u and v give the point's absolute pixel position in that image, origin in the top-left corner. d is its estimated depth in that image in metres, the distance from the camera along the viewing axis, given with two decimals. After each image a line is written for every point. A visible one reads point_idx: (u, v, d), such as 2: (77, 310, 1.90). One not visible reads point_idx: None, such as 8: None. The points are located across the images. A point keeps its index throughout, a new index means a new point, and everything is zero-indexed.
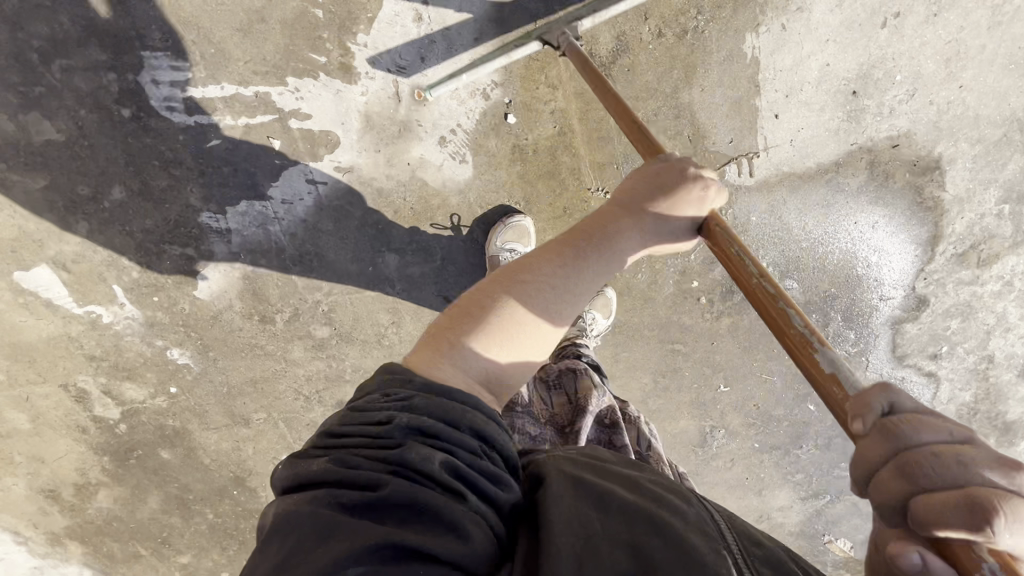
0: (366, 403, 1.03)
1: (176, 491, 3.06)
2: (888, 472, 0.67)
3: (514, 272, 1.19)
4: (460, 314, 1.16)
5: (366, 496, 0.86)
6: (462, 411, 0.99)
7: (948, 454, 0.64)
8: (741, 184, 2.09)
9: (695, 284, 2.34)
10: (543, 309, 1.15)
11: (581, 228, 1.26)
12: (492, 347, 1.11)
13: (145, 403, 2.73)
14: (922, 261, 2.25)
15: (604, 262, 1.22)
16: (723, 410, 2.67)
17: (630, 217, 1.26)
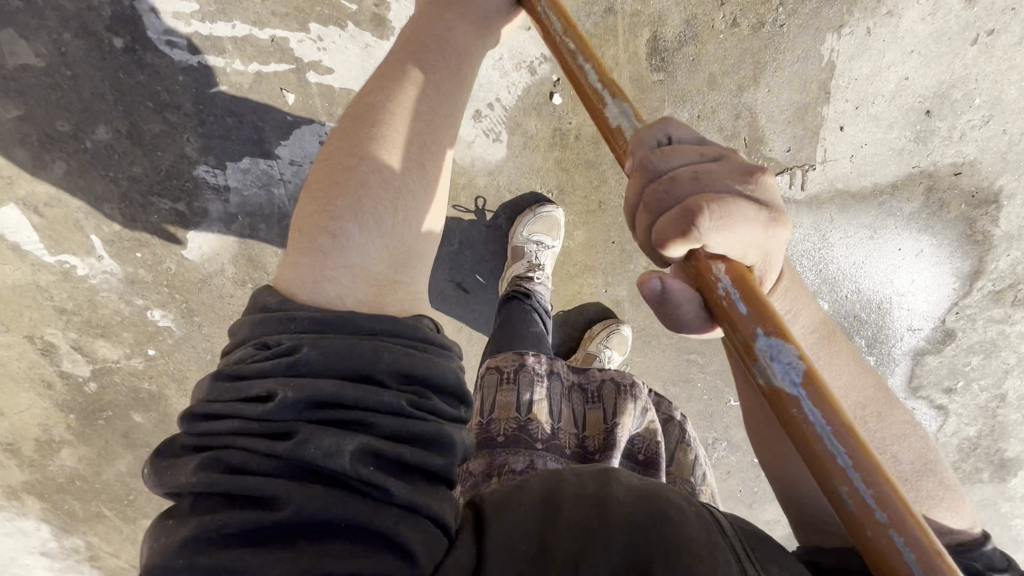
0: (238, 374, 0.90)
1: (146, 455, 2.89)
2: (646, 213, 0.84)
3: (363, 119, 1.07)
4: (322, 191, 1.03)
5: (268, 520, 0.79)
6: (369, 360, 0.89)
7: (682, 174, 0.82)
8: (791, 197, 1.94)
9: None
10: (407, 142, 1.06)
11: (400, 53, 1.12)
12: (363, 202, 1.00)
13: (119, 363, 2.52)
14: (958, 295, 2.16)
15: (453, 75, 1.12)
16: (728, 424, 2.60)
17: (447, 16, 1.15)
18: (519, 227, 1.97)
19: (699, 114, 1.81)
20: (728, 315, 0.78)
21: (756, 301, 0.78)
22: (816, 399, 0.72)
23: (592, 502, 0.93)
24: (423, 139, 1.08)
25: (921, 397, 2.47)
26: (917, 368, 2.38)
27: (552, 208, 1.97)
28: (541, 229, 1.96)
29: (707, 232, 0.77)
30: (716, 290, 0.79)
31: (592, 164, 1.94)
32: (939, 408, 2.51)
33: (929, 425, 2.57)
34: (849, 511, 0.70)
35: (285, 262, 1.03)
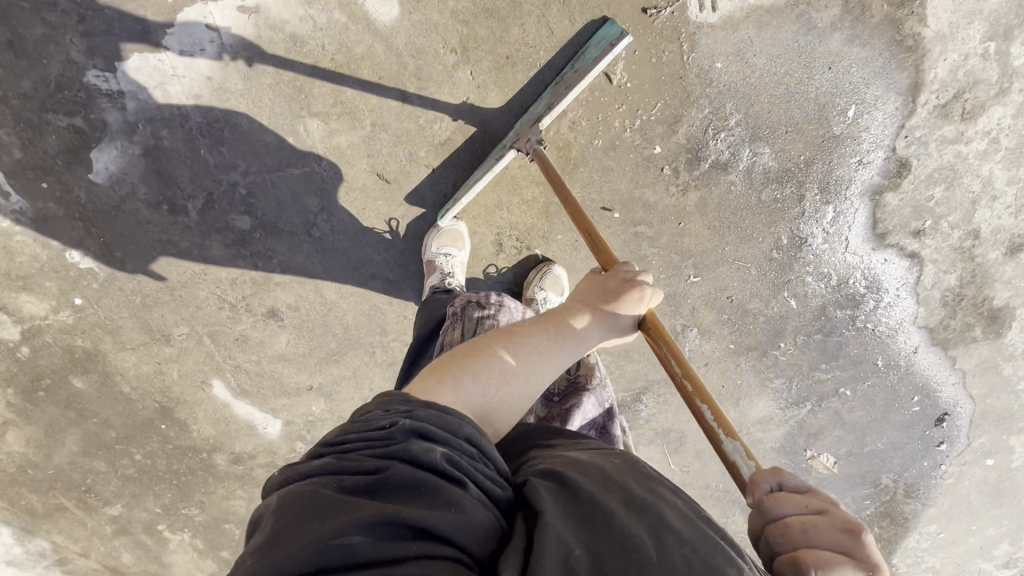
0: (363, 415, 1.01)
1: (96, 428, 2.74)
2: (767, 547, 0.96)
3: (507, 336, 1.32)
4: (462, 356, 1.25)
5: (369, 480, 0.88)
6: (461, 421, 1.01)
7: (790, 523, 0.94)
8: (704, 23, 1.90)
9: (658, 150, 2.09)
10: (523, 366, 1.26)
11: (555, 310, 1.43)
12: (483, 383, 1.18)
13: (48, 321, 2.40)
14: (903, 117, 2.06)
15: (576, 341, 1.37)
16: (694, 304, 2.45)
17: (592, 305, 1.43)
18: (428, 242, 2.20)
19: None
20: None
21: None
22: None
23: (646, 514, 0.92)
24: (535, 363, 1.29)
25: (890, 246, 2.34)
26: (879, 211, 2.25)
27: (455, 223, 2.20)
28: (449, 242, 2.19)
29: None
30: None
31: (493, 12, 1.88)
32: (911, 256, 2.37)
33: (904, 278, 2.43)
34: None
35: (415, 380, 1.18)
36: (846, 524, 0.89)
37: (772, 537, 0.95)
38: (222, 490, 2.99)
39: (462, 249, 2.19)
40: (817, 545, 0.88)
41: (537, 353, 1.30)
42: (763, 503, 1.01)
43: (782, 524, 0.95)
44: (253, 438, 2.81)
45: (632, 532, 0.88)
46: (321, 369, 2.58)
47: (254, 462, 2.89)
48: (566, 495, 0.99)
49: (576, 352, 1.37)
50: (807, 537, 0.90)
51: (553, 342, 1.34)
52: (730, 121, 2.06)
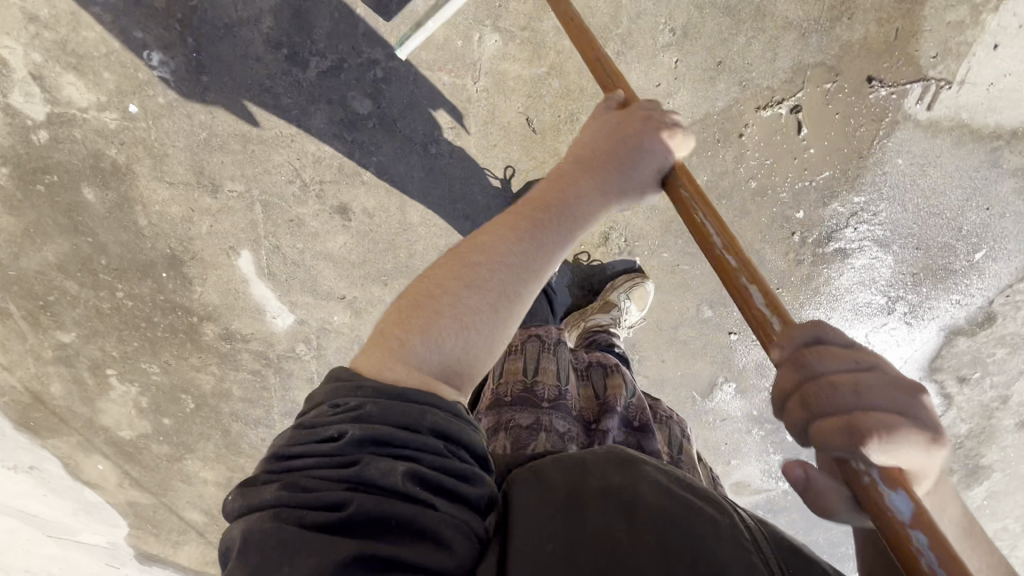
0: (311, 418, 0.92)
1: (85, 248, 2.40)
2: (798, 408, 0.76)
3: (469, 250, 1.04)
4: (409, 302, 1.01)
5: (330, 518, 0.81)
6: (420, 413, 0.90)
7: (844, 382, 0.72)
8: (912, 116, 1.82)
9: (800, 215, 2.03)
10: (498, 288, 1.01)
11: (528, 201, 1.11)
12: (433, 333, 0.96)
13: (86, 116, 2.05)
14: (1015, 277, 2.13)
15: (567, 238, 1.07)
16: (746, 364, 2.52)
17: (580, 177, 1.12)
18: None
19: None
20: (912, 570, 0.71)
21: (950, 558, 0.69)
22: None
23: (625, 505, 0.94)
24: (507, 284, 1.01)
25: (936, 382, 2.44)
26: (946, 348, 2.34)
27: None
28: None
29: (877, 450, 0.70)
30: (881, 500, 0.73)
31: None
32: (945, 397, 2.49)
33: None
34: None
35: (361, 352, 1.00)
36: (907, 387, 0.73)
37: (813, 393, 0.74)
38: (196, 360, 2.75)
39: None
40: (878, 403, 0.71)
41: (514, 270, 1.02)
42: (788, 358, 0.80)
43: (821, 386, 0.74)
44: (255, 323, 2.58)
45: (609, 534, 0.89)
46: (363, 283, 2.39)
47: (243, 345, 2.66)
48: (534, 479, 1.01)
49: (577, 238, 1.09)
50: (865, 399, 0.71)
51: (539, 238, 1.05)
52: (876, 218, 2.03)
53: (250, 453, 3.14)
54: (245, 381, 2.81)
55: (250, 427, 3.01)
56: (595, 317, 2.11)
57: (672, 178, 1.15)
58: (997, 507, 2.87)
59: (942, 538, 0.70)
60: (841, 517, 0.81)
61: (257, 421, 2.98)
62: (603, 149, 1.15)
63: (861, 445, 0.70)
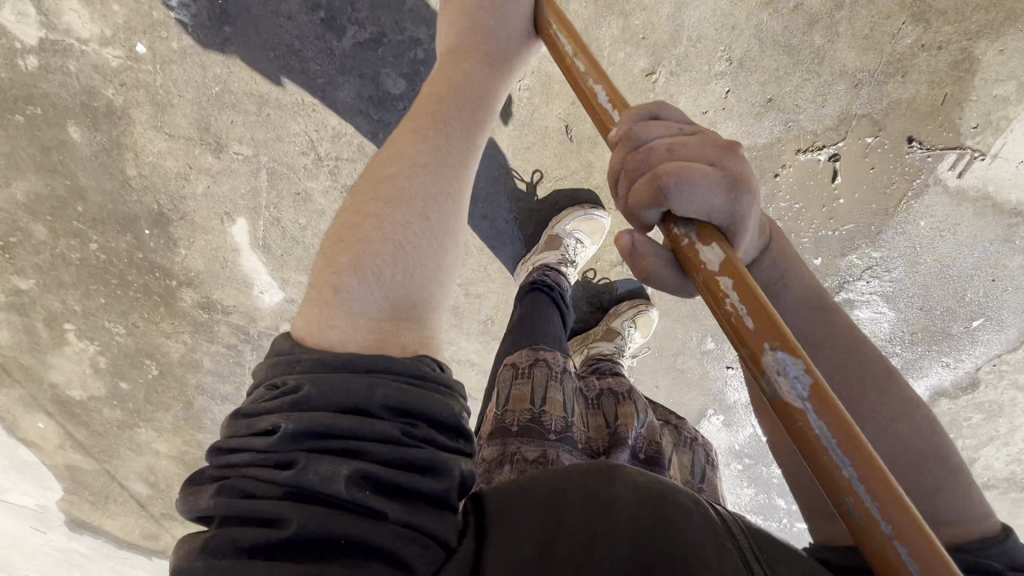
0: (248, 412, 0.84)
1: (60, 192, 2.19)
2: (625, 183, 0.83)
3: (383, 163, 1.00)
4: (336, 237, 0.96)
5: (269, 543, 0.72)
6: (365, 394, 0.81)
7: (659, 146, 0.79)
8: (941, 181, 1.84)
9: (818, 261, 2.03)
10: (428, 183, 0.98)
11: (423, 103, 1.08)
12: (368, 254, 0.91)
13: (85, 49, 1.87)
14: (1004, 348, 2.20)
15: (475, 123, 1.08)
16: (737, 399, 2.53)
17: (466, 66, 1.12)
18: (566, 219, 1.99)
19: (913, 42, 1.64)
20: (723, 317, 0.75)
21: (770, 329, 0.71)
22: (836, 430, 0.66)
23: (595, 500, 0.83)
24: (430, 182, 0.98)
25: None
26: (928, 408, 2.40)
27: (602, 213, 2.02)
28: (585, 228, 2.01)
29: (678, 196, 0.76)
30: (696, 257, 0.78)
31: None
32: None
33: None
34: (855, 523, 0.64)
35: (294, 320, 0.94)
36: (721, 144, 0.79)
37: (642, 163, 0.80)
38: (167, 326, 2.56)
39: (593, 244, 2.04)
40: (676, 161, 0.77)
41: (434, 164, 1.00)
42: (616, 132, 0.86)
43: (643, 150, 0.81)
44: (238, 296, 2.42)
45: (586, 526, 0.79)
46: None
47: (223, 317, 2.50)
48: (511, 493, 0.89)
49: (487, 121, 1.11)
50: (676, 154, 0.78)
51: (450, 128, 1.04)
52: (887, 274, 2.06)
53: (212, 428, 2.96)
54: (218, 354, 2.64)
55: (215, 402, 2.84)
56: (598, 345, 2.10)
57: (539, 35, 1.19)
58: None
59: (748, 287, 0.75)
60: (660, 283, 0.87)
61: (224, 397, 2.80)
62: (471, 29, 1.17)
63: (661, 193, 0.77)
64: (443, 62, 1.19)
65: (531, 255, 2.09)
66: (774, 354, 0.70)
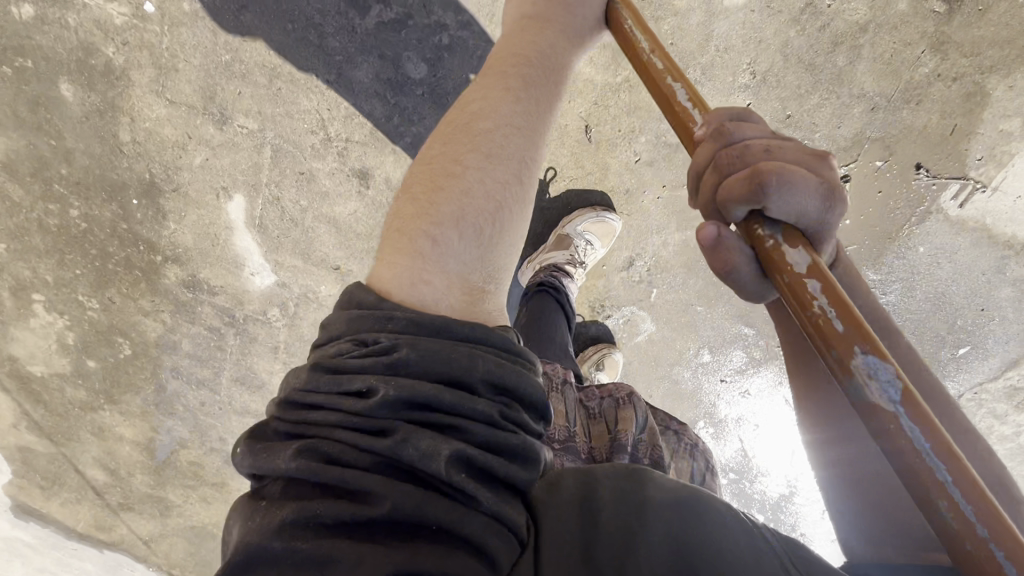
0: (329, 378, 0.91)
1: (43, 152, 2.06)
2: (714, 178, 0.82)
3: (471, 127, 1.07)
4: (428, 190, 1.04)
5: (367, 513, 0.81)
6: (459, 373, 0.90)
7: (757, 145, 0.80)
8: (943, 210, 1.90)
9: None
10: (512, 152, 1.07)
11: (503, 69, 1.13)
12: (463, 214, 1.01)
13: (89, 3, 1.78)
14: (986, 377, 2.27)
15: (554, 94, 1.16)
16: (728, 414, 2.53)
17: (544, 38, 1.18)
18: (576, 219, 1.95)
19: (928, 72, 1.69)
20: (810, 317, 0.74)
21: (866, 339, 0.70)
22: (935, 443, 0.65)
23: (629, 501, 0.91)
24: (520, 148, 1.08)
25: None
26: None
27: (612, 216, 1.97)
28: (595, 232, 1.97)
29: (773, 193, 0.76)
30: (782, 259, 0.77)
31: None
32: None
33: None
34: (954, 542, 0.63)
35: (382, 262, 1.02)
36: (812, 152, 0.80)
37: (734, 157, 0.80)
38: (146, 303, 2.43)
39: (603, 247, 2.00)
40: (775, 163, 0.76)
41: (523, 133, 1.09)
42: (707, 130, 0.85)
43: (740, 150, 0.80)
44: (227, 276, 2.31)
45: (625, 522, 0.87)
46: (364, 256, 2.20)
47: (207, 297, 2.38)
48: (552, 489, 0.97)
49: (560, 93, 1.19)
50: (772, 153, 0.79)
51: (531, 100, 1.12)
52: (884, 297, 2.10)
53: (183, 414, 2.82)
54: (198, 336, 2.52)
55: (190, 387, 2.70)
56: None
57: (609, 23, 1.22)
58: None
59: (836, 292, 0.74)
60: (736, 281, 0.86)
61: (200, 382, 2.67)
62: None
63: (760, 191, 0.76)
64: (517, 26, 1.23)
65: (539, 255, 2.10)
66: (868, 361, 0.69)
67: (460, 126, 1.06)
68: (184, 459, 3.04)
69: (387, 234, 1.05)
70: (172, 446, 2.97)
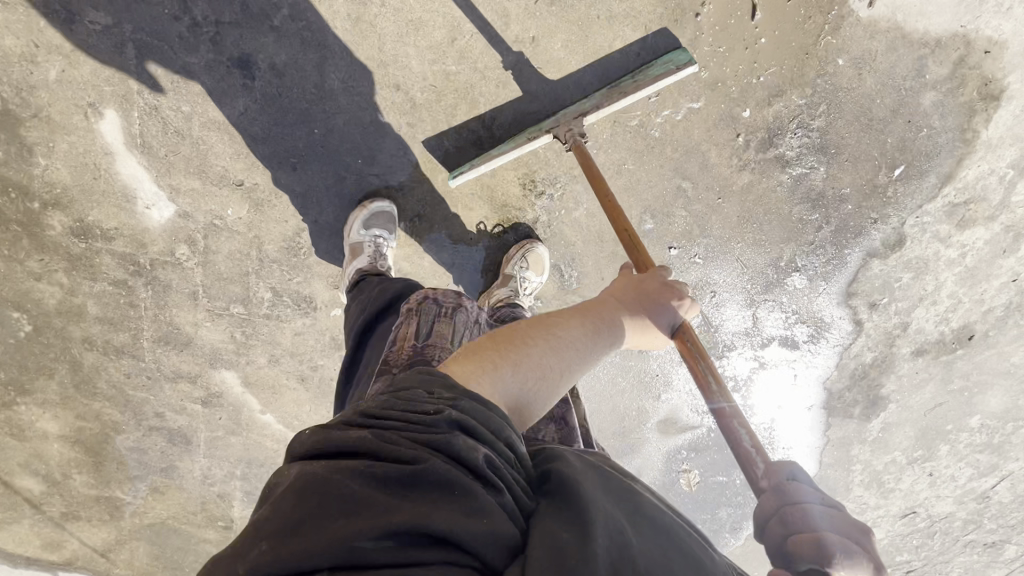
0: (404, 397, 0.95)
1: None
2: (778, 528, 0.92)
3: (546, 324, 1.17)
4: (501, 343, 1.11)
5: (400, 471, 0.79)
6: (503, 422, 0.93)
7: (809, 507, 0.92)
8: (854, 12, 1.88)
9: (746, 114, 2.02)
10: (564, 361, 1.12)
11: (590, 305, 1.27)
12: (516, 376, 1.05)
13: None
14: (925, 199, 2.26)
15: (612, 346, 1.23)
16: None
17: (628, 305, 1.30)
18: (354, 223, 2.03)
19: None
20: None
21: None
22: None
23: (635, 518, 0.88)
24: (575, 359, 1.15)
25: (850, 307, 2.55)
26: (862, 272, 2.44)
27: (383, 205, 2.05)
28: (380, 223, 2.05)
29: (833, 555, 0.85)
30: None
31: None
32: (857, 323, 2.60)
33: (841, 341, 2.66)
34: None
35: (453, 361, 1.07)
36: (859, 525, 0.91)
37: (791, 514, 0.92)
38: (35, 264, 2.17)
39: (392, 233, 2.05)
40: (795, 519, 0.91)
41: (580, 355, 1.16)
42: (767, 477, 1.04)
43: (797, 508, 0.92)
44: (119, 215, 2.08)
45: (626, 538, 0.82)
46: (266, 166, 2.01)
47: (104, 246, 2.15)
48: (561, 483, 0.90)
49: (615, 342, 1.24)
50: (825, 518, 0.90)
51: (593, 334, 1.20)
52: (812, 122, 2.06)
53: (109, 394, 2.56)
54: (105, 296, 2.27)
55: (110, 358, 2.45)
56: (497, 292, 2.18)
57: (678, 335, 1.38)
58: (888, 440, 3.01)
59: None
60: None
61: (119, 350, 2.43)
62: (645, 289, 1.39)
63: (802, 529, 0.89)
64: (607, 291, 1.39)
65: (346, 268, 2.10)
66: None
67: (538, 317, 1.18)
68: (122, 449, 2.77)
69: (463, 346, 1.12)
70: (106, 434, 2.71)
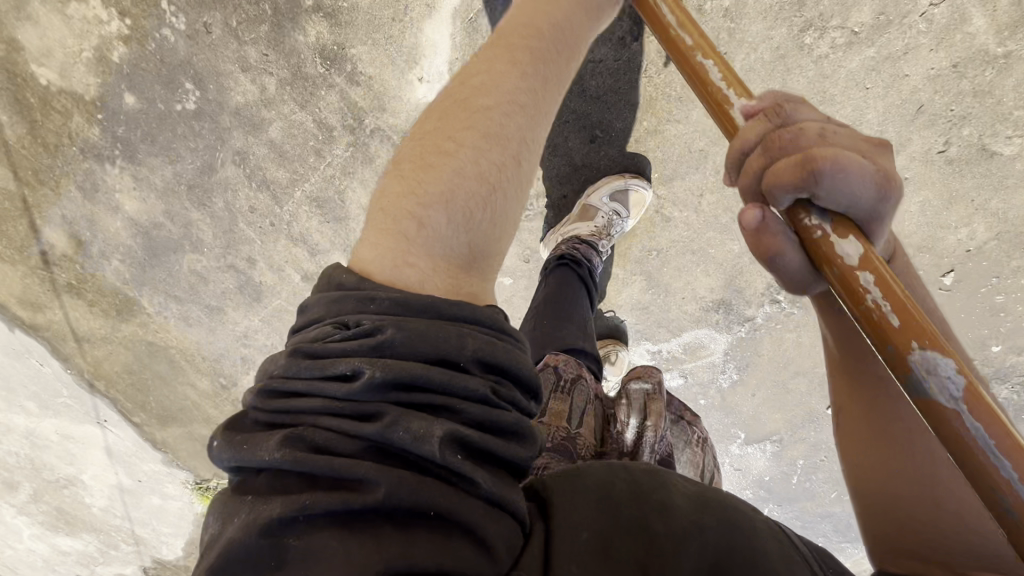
0: (310, 352, 0.78)
1: None
2: (758, 162, 0.77)
3: (462, 105, 0.91)
4: (416, 172, 0.89)
5: (352, 500, 0.70)
6: (457, 344, 0.78)
7: (810, 126, 0.73)
8: None
9: (996, 349, 1.96)
10: (511, 132, 0.90)
11: (514, 44, 0.96)
12: (451, 194, 0.85)
13: None
14: None
15: (563, 86, 1.00)
16: (804, 438, 2.44)
17: (561, 21, 1.01)
18: (602, 188, 1.81)
19: None
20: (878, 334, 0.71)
21: (981, 405, 0.64)
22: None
23: (650, 499, 0.89)
24: (524, 127, 0.92)
25: None
26: None
27: (641, 184, 1.82)
28: (625, 201, 1.83)
29: (823, 185, 0.70)
30: (830, 251, 0.74)
31: None
32: None
33: None
34: (1010, 521, 0.63)
35: (360, 250, 0.89)
36: (856, 146, 0.72)
37: (778, 141, 0.75)
38: (253, 53, 1.84)
39: (630, 217, 1.85)
40: (780, 167, 0.73)
41: (528, 112, 0.93)
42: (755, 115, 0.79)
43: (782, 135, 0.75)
44: (385, 67, 1.81)
45: (646, 526, 0.85)
46: (564, 123, 1.81)
47: (342, 84, 1.85)
48: (570, 482, 0.92)
49: (569, 77, 1.01)
50: (824, 138, 0.72)
51: (537, 83, 0.95)
52: None
53: (216, 212, 2.22)
54: (297, 127, 1.94)
55: (248, 183, 2.11)
56: None
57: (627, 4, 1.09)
58: None
59: (887, 281, 0.71)
60: (786, 267, 0.82)
61: (264, 182, 2.10)
62: None
63: (808, 180, 0.71)
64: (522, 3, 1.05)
65: (563, 223, 1.92)
66: (976, 435, 0.64)
67: (438, 117, 0.93)
68: (183, 265, 2.43)
69: (373, 210, 0.92)
70: (178, 242, 2.35)
